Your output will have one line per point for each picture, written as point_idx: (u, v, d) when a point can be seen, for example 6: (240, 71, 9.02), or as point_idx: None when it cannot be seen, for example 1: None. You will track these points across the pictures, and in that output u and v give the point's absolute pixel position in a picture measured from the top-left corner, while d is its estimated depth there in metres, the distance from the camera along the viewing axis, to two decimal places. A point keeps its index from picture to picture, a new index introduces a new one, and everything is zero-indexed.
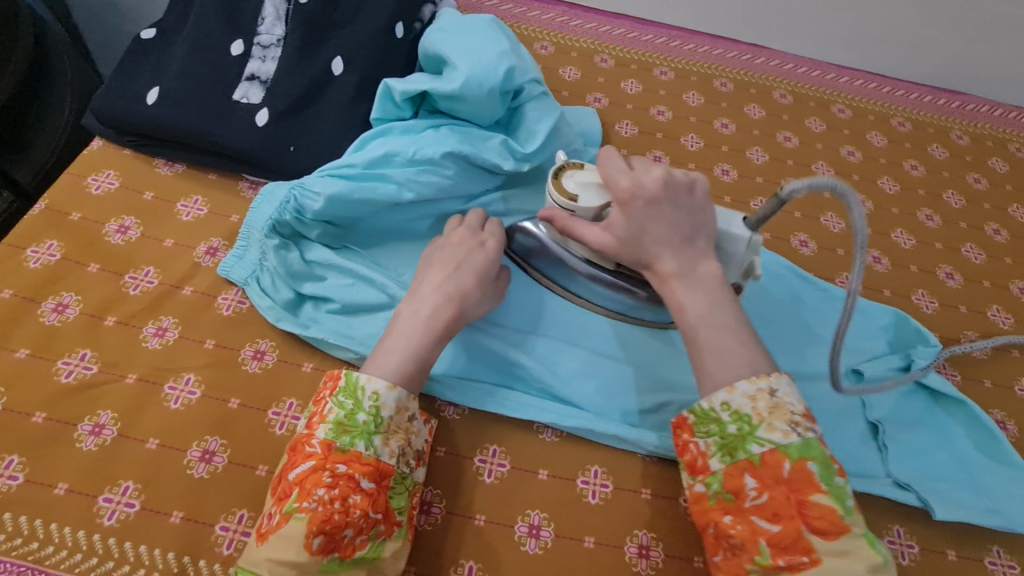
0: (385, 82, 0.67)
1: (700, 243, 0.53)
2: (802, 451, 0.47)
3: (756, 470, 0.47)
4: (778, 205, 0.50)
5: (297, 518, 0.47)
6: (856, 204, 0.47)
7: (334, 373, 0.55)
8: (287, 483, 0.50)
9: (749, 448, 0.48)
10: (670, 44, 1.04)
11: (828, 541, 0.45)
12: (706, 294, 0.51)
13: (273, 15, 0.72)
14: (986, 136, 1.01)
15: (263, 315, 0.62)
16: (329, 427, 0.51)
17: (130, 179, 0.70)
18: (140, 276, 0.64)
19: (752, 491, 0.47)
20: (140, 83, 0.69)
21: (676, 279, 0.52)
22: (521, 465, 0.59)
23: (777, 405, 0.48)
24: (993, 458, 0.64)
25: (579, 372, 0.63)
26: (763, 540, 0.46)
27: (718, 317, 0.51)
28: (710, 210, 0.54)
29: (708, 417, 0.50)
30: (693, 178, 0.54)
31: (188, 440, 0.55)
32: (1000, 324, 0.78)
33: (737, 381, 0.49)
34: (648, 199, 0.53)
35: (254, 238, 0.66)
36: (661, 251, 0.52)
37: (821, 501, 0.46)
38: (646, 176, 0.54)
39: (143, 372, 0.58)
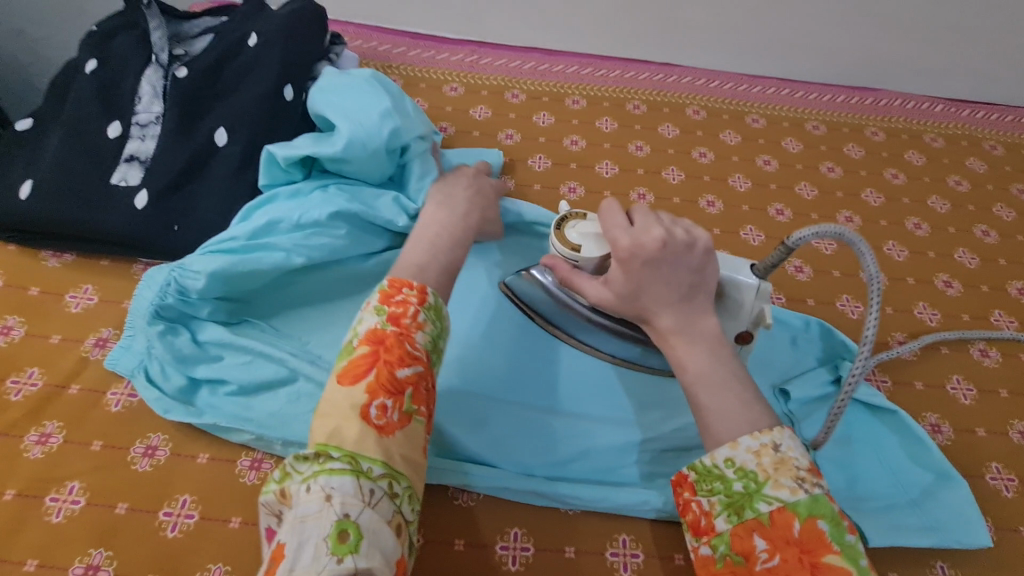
0: (268, 147, 0.66)
1: (700, 299, 0.49)
2: (812, 508, 0.41)
3: (765, 530, 0.41)
4: (786, 252, 0.48)
5: (417, 421, 0.44)
6: (866, 250, 0.47)
7: (416, 283, 0.49)
8: (395, 378, 0.43)
9: (756, 507, 0.42)
10: (581, 72, 1.04)
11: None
12: (707, 350, 0.48)
13: (150, 92, 0.71)
14: (900, 130, 1.02)
15: (151, 407, 0.59)
16: (428, 338, 0.47)
17: (14, 276, 0.67)
18: (22, 379, 0.61)
19: (764, 553, 0.41)
20: (13, 178, 0.67)
21: (676, 336, 0.49)
22: (435, 537, 0.56)
23: (782, 460, 0.43)
24: (928, 469, 0.63)
25: (495, 427, 0.61)
26: None
27: (721, 373, 0.47)
28: (712, 265, 0.50)
29: (710, 473, 0.44)
30: (693, 236, 0.50)
31: (70, 555, 0.51)
32: (927, 321, 0.77)
33: (740, 436, 0.44)
34: (648, 259, 0.48)
35: (139, 326, 0.62)
36: (659, 307, 0.49)
37: (833, 562, 0.40)
38: (645, 234, 0.49)
39: (22, 486, 0.54)
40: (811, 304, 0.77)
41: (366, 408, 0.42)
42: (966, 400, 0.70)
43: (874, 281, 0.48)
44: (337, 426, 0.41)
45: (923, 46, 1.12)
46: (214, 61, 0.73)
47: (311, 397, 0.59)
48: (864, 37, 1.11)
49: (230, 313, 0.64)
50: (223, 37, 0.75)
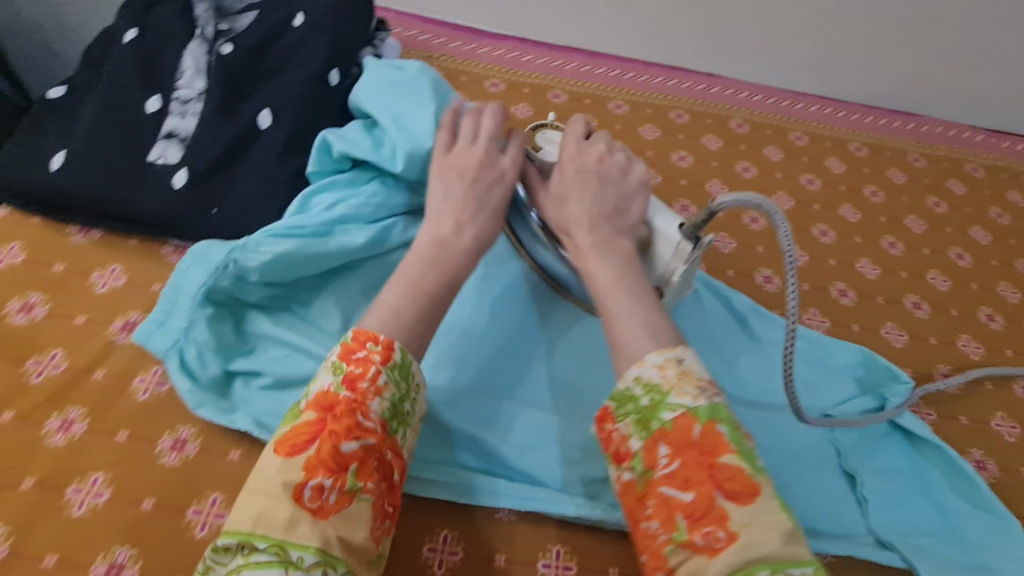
0: (324, 134, 0.63)
1: (624, 219, 0.55)
2: (711, 413, 0.42)
3: (668, 440, 0.42)
4: (708, 215, 0.52)
5: (360, 501, 0.41)
6: (781, 222, 0.49)
7: (382, 335, 0.45)
8: (337, 454, 0.41)
9: (661, 416, 0.43)
10: (623, 76, 1.02)
11: (741, 507, 0.39)
12: (614, 262, 0.52)
13: (193, 68, 0.68)
14: (943, 157, 1.01)
15: (185, 399, 0.56)
16: (385, 405, 0.44)
17: (38, 250, 0.64)
18: (44, 361, 0.57)
19: (665, 459, 0.42)
20: (44, 147, 0.63)
21: (590, 250, 0.53)
22: (476, 553, 0.54)
23: (687, 373, 0.44)
24: (976, 506, 0.62)
25: (536, 439, 0.59)
26: (678, 515, 0.40)
27: (626, 282, 0.51)
28: (642, 196, 0.57)
29: (624, 399, 0.45)
30: (630, 166, 0.58)
31: (93, 552, 0.49)
32: (971, 354, 0.76)
33: (646, 353, 0.46)
34: (580, 170, 0.56)
35: (182, 305, 0.58)
36: (579, 218, 0.54)
37: (729, 462, 0.41)
38: (586, 151, 0.58)
39: (43, 475, 0.51)
40: (855, 330, 0.76)
41: (300, 489, 0.39)
42: (1011, 438, 0.69)
43: (788, 250, 0.50)
44: (266, 504, 0.39)
45: (966, 74, 1.10)
46: (260, 40, 0.70)
47: None
48: (909, 61, 1.10)
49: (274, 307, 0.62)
50: (269, 15, 0.72)
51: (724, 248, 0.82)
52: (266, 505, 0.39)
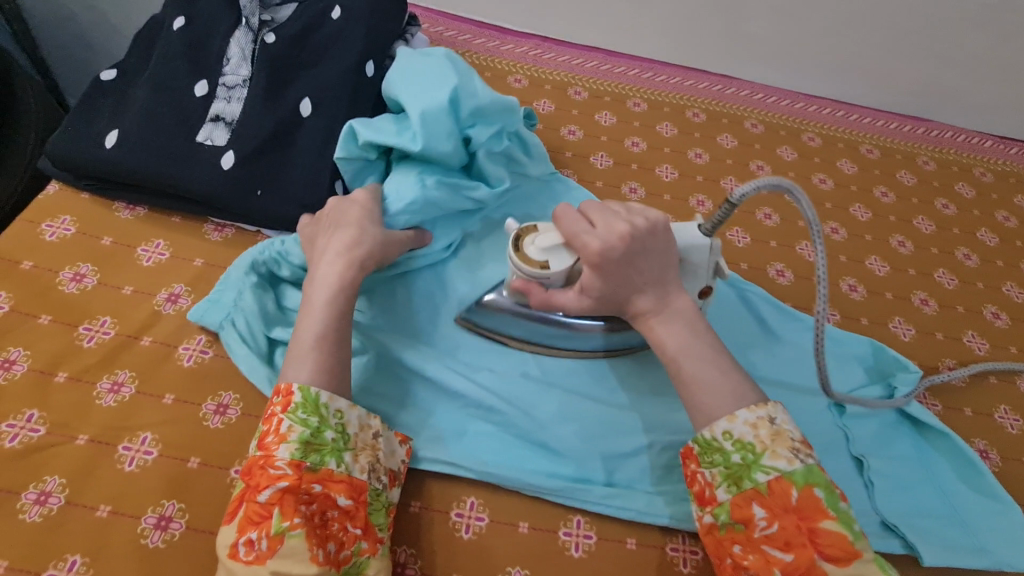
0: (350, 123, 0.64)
1: (670, 279, 0.55)
2: (807, 476, 0.46)
3: (763, 498, 0.46)
4: (731, 208, 0.51)
5: (292, 538, 0.44)
6: (801, 196, 0.50)
7: (282, 387, 0.50)
8: (258, 507, 0.46)
9: (755, 477, 0.47)
10: (642, 75, 1.05)
11: (842, 568, 0.44)
12: (684, 327, 0.54)
13: (238, 55, 0.71)
14: (952, 161, 1.03)
15: (236, 363, 0.59)
16: (293, 446, 0.47)
17: (88, 224, 0.67)
18: (95, 327, 0.60)
19: (762, 520, 0.46)
20: (99, 126, 0.67)
21: (654, 319, 0.55)
22: (500, 518, 0.57)
23: (778, 432, 0.48)
24: (977, 491, 0.64)
25: (557, 416, 0.61)
26: (777, 569, 0.45)
27: (697, 346, 0.53)
28: (670, 248, 0.55)
29: (711, 446, 0.49)
30: (653, 220, 0.55)
31: (142, 505, 0.51)
32: (976, 350, 0.78)
33: (738, 410, 0.49)
34: (619, 257, 0.53)
35: (233, 279, 0.63)
36: (638, 291, 0.55)
37: (829, 528, 0.45)
38: (611, 229, 0.54)
39: (95, 433, 0.54)
40: (864, 323, 0.78)
41: (236, 547, 0.45)
42: (1014, 430, 0.71)
43: (814, 226, 0.51)
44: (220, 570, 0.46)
45: (979, 80, 1.12)
46: (300, 30, 0.73)
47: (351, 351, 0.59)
48: (921, 67, 1.12)
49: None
50: (309, 7, 0.75)
51: (740, 242, 0.84)
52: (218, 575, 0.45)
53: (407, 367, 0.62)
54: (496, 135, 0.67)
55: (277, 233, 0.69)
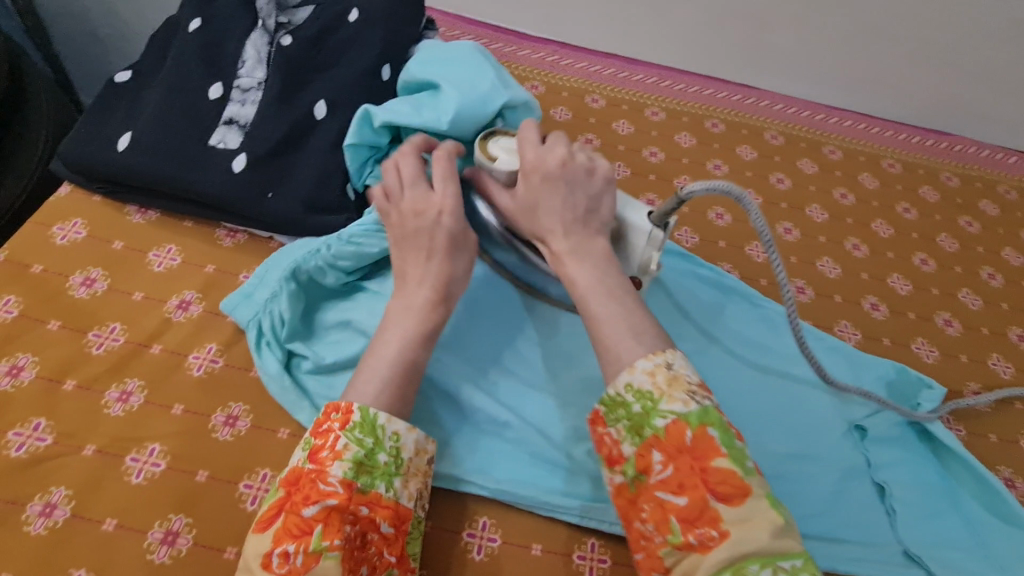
0: (366, 107, 0.64)
1: (595, 224, 0.52)
2: (701, 417, 0.42)
3: (662, 444, 0.42)
4: (678, 203, 0.52)
5: (328, 558, 0.42)
6: (750, 205, 0.51)
7: (343, 404, 0.49)
8: (300, 520, 0.44)
9: (653, 423, 0.43)
10: (660, 84, 1.03)
11: (733, 508, 0.40)
12: (593, 266, 0.50)
13: (254, 57, 0.70)
14: (976, 178, 1.01)
15: (264, 378, 0.59)
16: (347, 465, 0.46)
17: (99, 228, 0.66)
18: (104, 334, 0.59)
19: (658, 465, 0.42)
20: (111, 128, 0.66)
21: (567, 255, 0.51)
22: (513, 539, 0.55)
23: (675, 377, 0.44)
24: (1003, 520, 0.63)
25: (573, 435, 0.60)
26: (673, 517, 0.41)
27: (607, 286, 0.49)
28: (609, 195, 0.54)
29: (615, 403, 0.45)
30: (595, 163, 0.54)
31: (148, 520, 0.50)
32: (1001, 374, 0.76)
33: (636, 359, 0.45)
34: (546, 175, 0.53)
35: (271, 280, 0.63)
36: (553, 226, 0.52)
37: (721, 466, 0.41)
38: (549, 154, 0.54)
39: (103, 443, 0.53)
40: (886, 344, 0.77)
41: (269, 557, 0.43)
42: None
43: (761, 228, 0.52)
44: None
45: (1003, 95, 1.10)
46: (317, 33, 0.72)
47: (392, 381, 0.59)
48: (944, 81, 1.10)
49: (347, 293, 0.65)
50: (326, 9, 0.73)
51: (758, 257, 0.83)
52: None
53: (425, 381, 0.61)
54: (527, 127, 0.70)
55: (291, 239, 0.68)
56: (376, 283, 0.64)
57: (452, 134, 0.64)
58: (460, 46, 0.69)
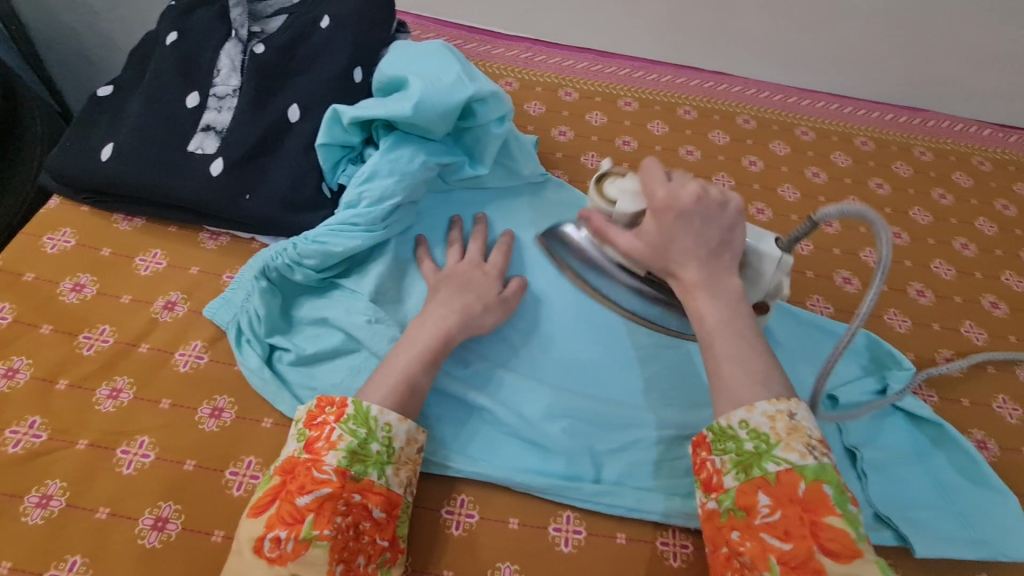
0: (334, 107, 0.67)
1: (726, 258, 0.52)
2: (818, 472, 0.45)
3: (770, 488, 0.45)
4: (811, 226, 0.52)
5: (317, 547, 0.45)
6: (885, 232, 0.50)
7: (337, 398, 0.53)
8: (294, 508, 0.47)
9: (764, 466, 0.46)
10: (633, 75, 1.05)
11: (840, 565, 0.42)
12: (727, 306, 0.50)
13: (228, 66, 0.73)
14: (950, 151, 1.01)
15: (246, 375, 0.61)
16: (341, 454, 0.49)
17: (88, 236, 0.69)
18: (95, 335, 0.62)
19: (765, 508, 0.45)
20: (95, 140, 0.69)
21: (699, 289, 0.51)
22: (490, 515, 0.57)
23: (796, 427, 0.47)
24: (974, 483, 0.64)
25: (547, 414, 0.62)
26: (773, 557, 0.43)
27: (741, 328, 0.50)
28: (740, 229, 0.53)
29: (725, 434, 0.48)
30: (727, 197, 0.53)
31: (140, 507, 0.53)
32: (974, 340, 0.78)
33: (756, 400, 0.48)
34: (680, 211, 0.52)
35: (245, 281, 0.65)
36: (687, 259, 0.51)
37: (833, 523, 0.43)
38: (681, 189, 0.53)
39: (95, 438, 0.56)
40: (858, 315, 0.78)
41: (261, 541, 0.46)
42: (1012, 420, 0.71)
43: (884, 265, 0.50)
44: (237, 557, 0.46)
45: (973, 70, 1.12)
46: (288, 40, 0.74)
47: (371, 370, 0.61)
48: (913, 58, 1.12)
49: (324, 290, 0.67)
50: (298, 18, 0.76)
51: None
52: (233, 560, 0.46)
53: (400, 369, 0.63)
54: (498, 122, 0.73)
55: (272, 239, 0.71)
56: (350, 279, 0.67)
57: (418, 120, 0.66)
58: (428, 44, 0.72)
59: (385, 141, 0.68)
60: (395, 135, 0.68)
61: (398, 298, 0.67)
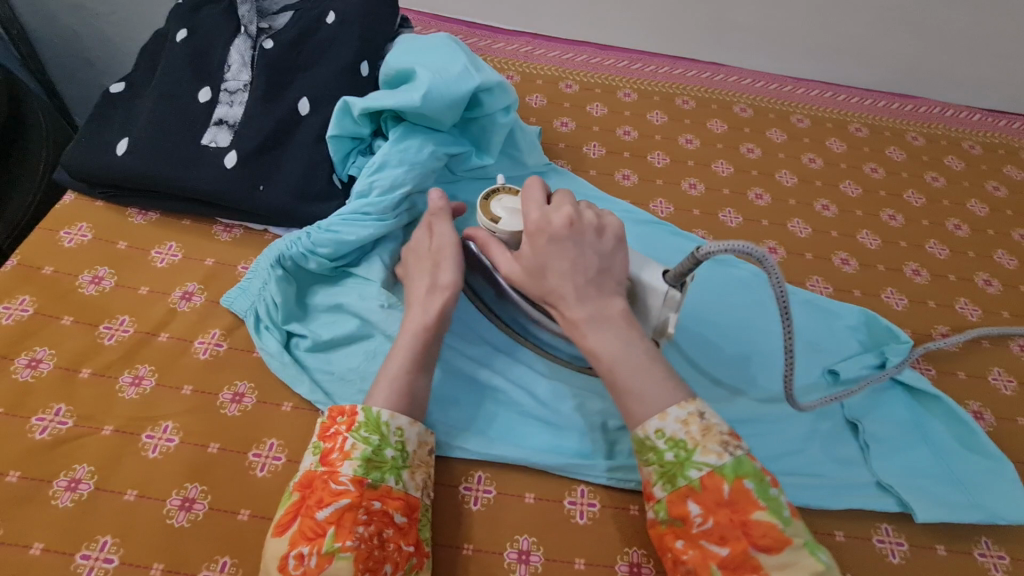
0: (344, 99, 0.69)
1: (608, 284, 0.52)
2: (737, 469, 0.46)
3: (698, 495, 0.46)
4: (695, 262, 0.50)
5: (341, 559, 0.46)
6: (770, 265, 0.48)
7: (347, 408, 0.54)
8: (315, 523, 0.48)
9: (688, 474, 0.47)
10: (632, 67, 1.07)
11: (775, 556, 0.44)
12: (616, 335, 0.50)
13: (239, 61, 0.74)
14: (942, 136, 1.04)
15: (266, 360, 0.62)
16: (356, 463, 0.50)
17: (103, 230, 0.70)
18: (115, 326, 0.63)
19: (698, 517, 0.46)
20: (110, 135, 0.71)
21: (585, 323, 0.51)
22: (507, 490, 0.59)
23: (709, 427, 0.47)
24: (971, 451, 0.66)
25: (558, 394, 0.64)
26: (714, 564, 0.45)
27: (631, 358, 0.50)
28: (620, 252, 0.53)
29: (645, 446, 0.49)
30: (603, 221, 0.54)
31: (166, 489, 0.54)
32: (969, 316, 0.80)
33: (668, 406, 0.48)
34: (552, 236, 0.53)
35: (261, 269, 0.67)
36: (565, 291, 0.52)
37: (761, 518, 0.45)
38: (554, 214, 0.53)
39: (120, 423, 0.57)
40: (856, 295, 0.80)
41: (286, 559, 0.47)
42: (1007, 391, 0.73)
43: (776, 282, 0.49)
44: None
45: (961, 57, 1.14)
46: (297, 35, 0.76)
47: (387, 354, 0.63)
48: (903, 47, 1.15)
49: (336, 279, 0.69)
50: (305, 13, 0.78)
51: (732, 223, 0.87)
52: None
53: None
54: (504, 112, 0.75)
55: (285, 230, 0.72)
56: (361, 267, 0.68)
57: (426, 110, 0.67)
58: (434, 37, 0.73)
59: (393, 131, 0.70)
60: (403, 126, 0.70)
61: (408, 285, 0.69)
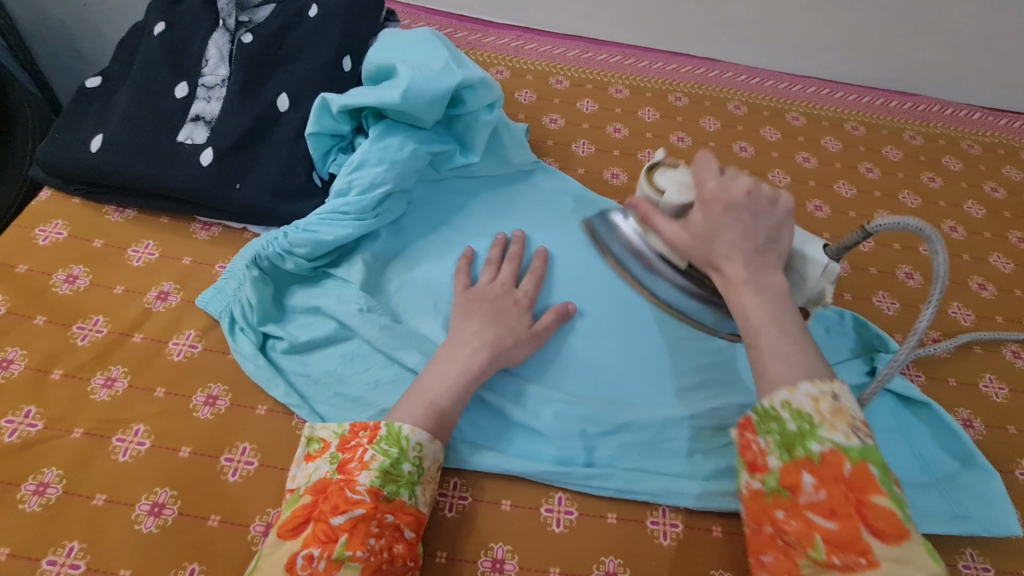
0: (323, 95, 0.67)
1: (773, 255, 0.52)
2: (864, 453, 0.44)
3: (815, 468, 0.44)
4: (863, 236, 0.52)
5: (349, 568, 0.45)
6: (939, 248, 0.51)
7: (372, 422, 0.53)
8: (328, 526, 0.47)
9: (808, 446, 0.45)
10: (624, 62, 1.05)
11: (887, 546, 0.41)
12: (771, 301, 0.50)
13: (216, 56, 0.73)
14: (939, 135, 1.02)
15: (240, 363, 0.62)
16: (374, 474, 0.50)
17: (80, 228, 0.69)
18: (88, 326, 0.63)
19: (810, 487, 0.44)
20: (84, 131, 0.69)
21: (744, 285, 0.51)
22: (482, 497, 0.58)
23: (840, 409, 0.45)
24: (959, 459, 0.65)
25: (539, 400, 0.62)
26: (818, 536, 0.43)
27: (783, 325, 0.49)
28: (789, 227, 0.53)
29: (767, 415, 0.47)
30: (779, 194, 0.54)
31: (137, 493, 0.54)
32: (961, 321, 0.78)
33: (800, 381, 0.47)
34: (728, 204, 0.53)
35: (237, 270, 0.66)
36: (731, 253, 0.52)
37: (880, 503, 0.42)
38: (732, 183, 0.54)
39: (90, 426, 0.56)
40: (847, 298, 0.79)
41: (294, 560, 0.46)
42: (999, 399, 0.72)
43: (941, 277, 0.52)
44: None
45: (960, 55, 1.12)
46: (276, 30, 0.74)
47: (364, 358, 0.62)
48: (901, 44, 1.12)
49: (316, 279, 0.68)
50: (285, 8, 0.76)
51: None
52: None
53: (384, 353, 0.62)
54: (488, 109, 0.73)
55: (263, 228, 0.71)
56: (342, 268, 0.67)
57: (406, 108, 0.66)
58: (415, 32, 0.72)
59: (374, 129, 0.68)
60: (384, 124, 0.68)
61: (388, 286, 0.67)
